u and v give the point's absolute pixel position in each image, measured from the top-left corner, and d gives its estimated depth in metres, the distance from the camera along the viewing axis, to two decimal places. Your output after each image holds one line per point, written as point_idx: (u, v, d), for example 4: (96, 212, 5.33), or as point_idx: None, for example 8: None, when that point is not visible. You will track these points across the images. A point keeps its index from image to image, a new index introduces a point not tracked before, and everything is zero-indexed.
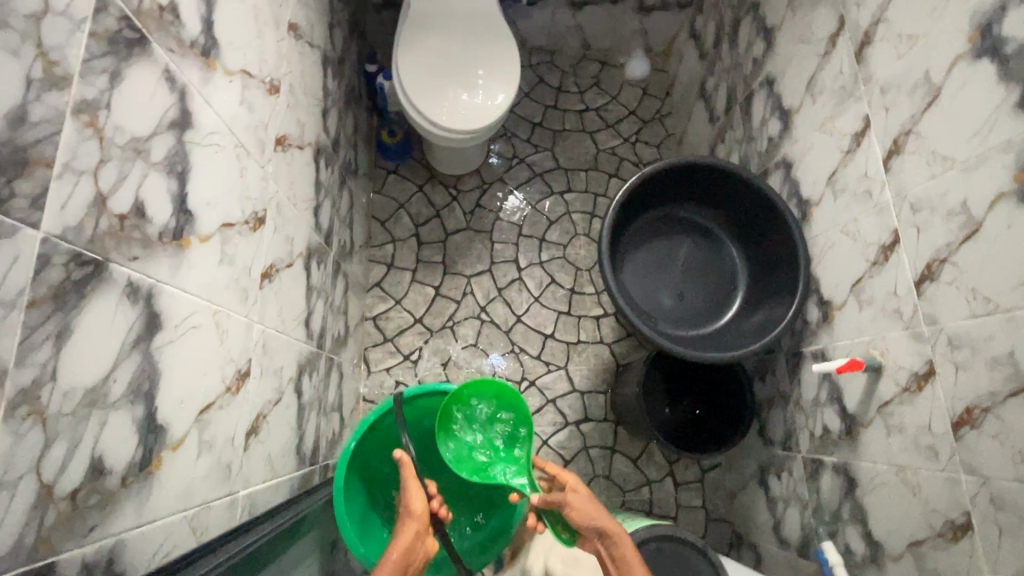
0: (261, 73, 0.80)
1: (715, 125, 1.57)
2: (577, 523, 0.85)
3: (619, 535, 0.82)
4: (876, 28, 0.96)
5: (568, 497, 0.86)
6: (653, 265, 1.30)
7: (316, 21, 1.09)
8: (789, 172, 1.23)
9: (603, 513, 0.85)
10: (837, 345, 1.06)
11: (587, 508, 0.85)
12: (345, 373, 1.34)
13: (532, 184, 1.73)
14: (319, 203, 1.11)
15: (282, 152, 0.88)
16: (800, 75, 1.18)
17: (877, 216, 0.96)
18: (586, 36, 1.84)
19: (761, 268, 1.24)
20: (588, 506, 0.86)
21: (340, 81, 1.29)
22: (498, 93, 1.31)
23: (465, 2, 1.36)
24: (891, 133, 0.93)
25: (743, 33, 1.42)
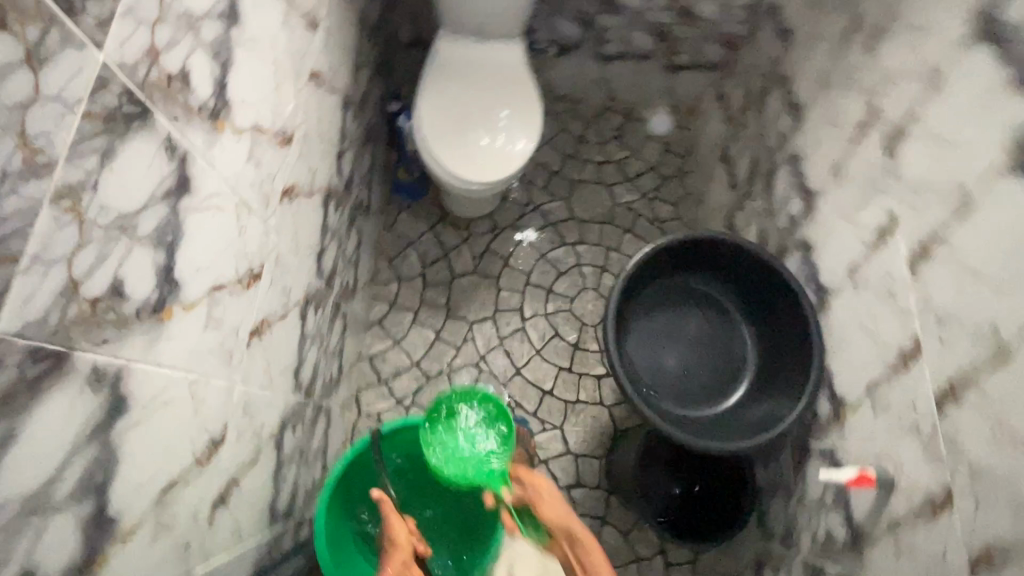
0: (275, 125, 0.78)
1: (734, 193, 1.54)
2: (544, 513, 0.84)
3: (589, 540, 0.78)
4: (909, 125, 0.93)
5: (538, 492, 0.87)
6: (661, 334, 1.25)
7: (341, 66, 1.09)
8: (808, 255, 1.19)
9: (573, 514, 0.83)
10: (846, 447, 1.01)
11: (560, 505, 0.85)
12: (333, 416, 1.30)
13: (544, 233, 1.71)
14: (324, 247, 1.09)
15: (289, 202, 0.86)
16: (826, 158, 1.15)
17: (899, 320, 0.92)
18: (611, 87, 1.81)
19: (773, 354, 1.18)
20: (559, 501, 0.86)
21: (360, 121, 1.29)
22: (518, 138, 1.31)
23: (488, 49, 1.37)
24: (917, 236, 0.89)
25: (770, 105, 1.39)
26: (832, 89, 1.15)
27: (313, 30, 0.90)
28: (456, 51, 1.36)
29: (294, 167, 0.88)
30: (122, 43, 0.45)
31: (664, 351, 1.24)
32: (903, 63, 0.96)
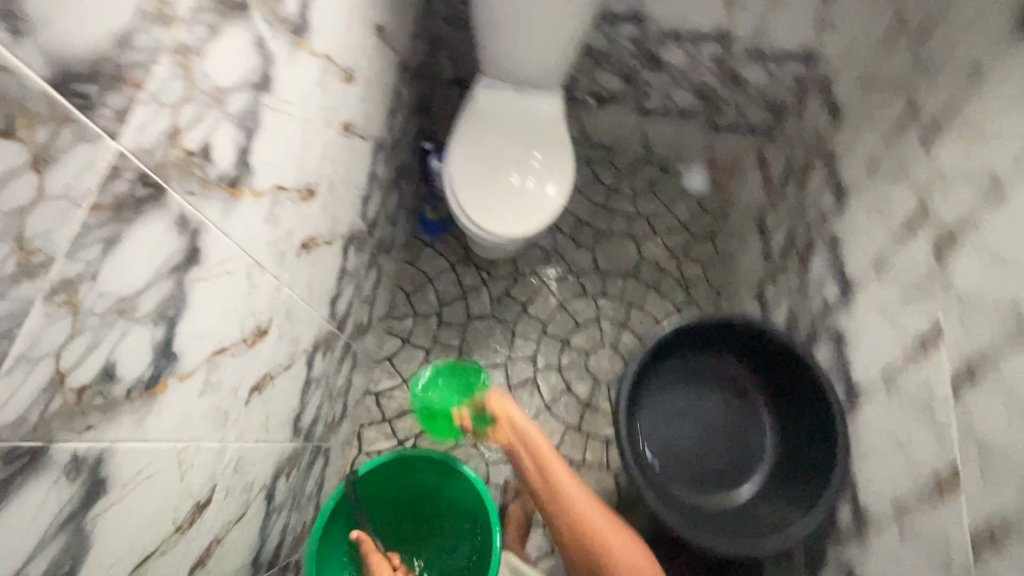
0: (299, 181, 0.78)
1: (768, 263, 1.48)
2: (494, 411, 1.11)
3: (531, 423, 1.08)
4: (963, 232, 0.87)
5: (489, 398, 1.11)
6: (675, 413, 1.21)
7: (375, 112, 1.09)
8: (840, 346, 1.12)
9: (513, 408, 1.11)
10: (867, 565, 0.95)
11: (510, 408, 1.09)
12: (332, 455, 1.28)
13: (566, 282, 1.67)
14: (339, 290, 1.08)
15: (307, 254, 0.85)
16: (868, 248, 1.09)
17: (937, 442, 0.85)
18: (649, 140, 1.78)
19: (795, 450, 1.13)
20: (511, 408, 1.10)
21: (390, 162, 1.29)
22: (549, 182, 1.31)
23: (519, 96, 1.38)
24: (964, 354, 0.83)
25: (813, 180, 1.34)
26: (881, 176, 1.09)
27: (349, 82, 0.90)
28: (493, 99, 1.37)
29: (316, 219, 0.87)
30: (142, 129, 0.44)
31: (676, 431, 1.20)
32: (961, 165, 0.90)
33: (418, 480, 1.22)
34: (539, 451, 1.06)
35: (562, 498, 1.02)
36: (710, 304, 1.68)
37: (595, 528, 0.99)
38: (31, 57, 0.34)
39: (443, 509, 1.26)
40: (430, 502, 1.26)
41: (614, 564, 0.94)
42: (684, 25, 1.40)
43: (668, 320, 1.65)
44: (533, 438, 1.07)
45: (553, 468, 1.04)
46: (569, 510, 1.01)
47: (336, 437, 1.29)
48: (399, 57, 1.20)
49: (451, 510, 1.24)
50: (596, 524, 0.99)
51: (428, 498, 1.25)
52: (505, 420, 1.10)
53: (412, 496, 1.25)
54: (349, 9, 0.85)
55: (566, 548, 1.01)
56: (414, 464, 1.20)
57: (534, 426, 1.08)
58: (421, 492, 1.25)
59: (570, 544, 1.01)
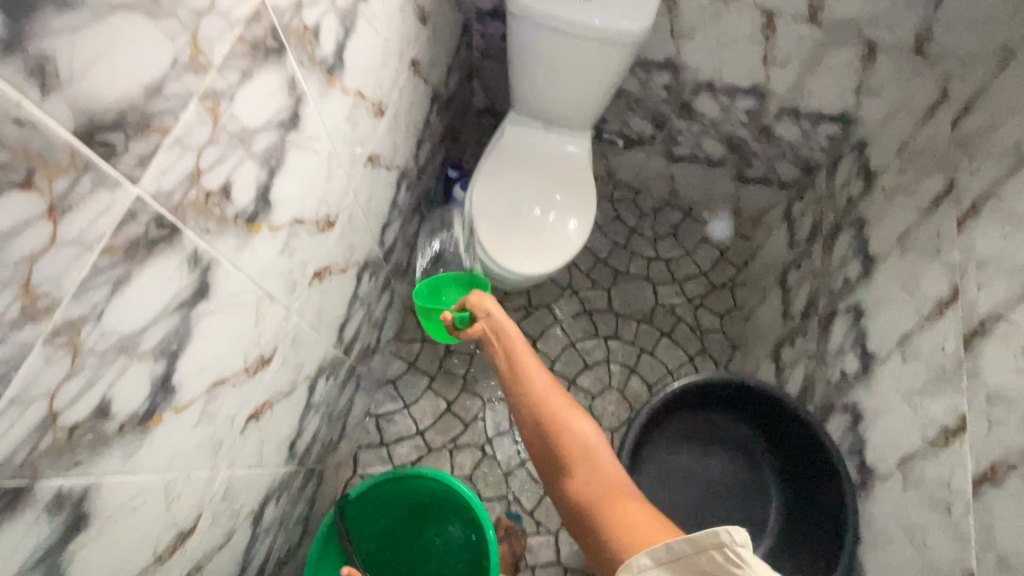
0: (318, 212, 0.78)
1: (787, 323, 1.45)
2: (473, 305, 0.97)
3: (500, 315, 0.92)
4: (995, 323, 0.84)
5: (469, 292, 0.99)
6: (678, 473, 1.18)
7: (403, 143, 1.10)
8: (856, 423, 1.08)
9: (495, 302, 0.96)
10: None
11: (484, 304, 0.95)
12: (326, 477, 1.27)
13: (579, 320, 1.66)
14: (348, 316, 1.08)
15: (318, 283, 0.86)
16: (892, 325, 1.06)
17: (955, 544, 0.81)
18: (675, 184, 1.77)
19: (799, 527, 1.09)
20: (484, 302, 0.95)
21: (413, 189, 1.30)
22: (571, 219, 1.33)
23: (547, 138, 1.41)
24: (990, 454, 0.79)
25: (840, 244, 1.31)
26: (912, 252, 1.06)
27: (379, 117, 0.92)
28: (522, 137, 1.40)
29: (332, 248, 0.87)
30: (163, 172, 0.45)
31: (677, 493, 1.16)
32: (997, 253, 0.87)
33: (414, 496, 1.23)
34: (509, 339, 0.88)
35: (519, 397, 0.81)
36: (724, 357, 1.64)
37: (552, 407, 0.78)
38: (56, 109, 0.34)
39: (438, 526, 1.26)
40: (426, 519, 1.26)
41: (572, 429, 0.76)
42: (719, 78, 1.40)
43: (679, 370, 1.62)
44: (503, 329, 0.90)
45: (522, 357, 0.85)
46: (532, 392, 0.80)
47: (333, 459, 1.28)
48: (432, 90, 1.22)
49: (447, 528, 1.25)
50: (548, 402, 0.78)
51: (423, 515, 1.25)
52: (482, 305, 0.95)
53: (407, 513, 1.25)
54: (386, 48, 0.87)
55: (527, 424, 0.79)
56: (411, 481, 1.20)
57: (505, 316, 0.92)
58: (417, 509, 1.25)
59: (540, 448, 0.78)
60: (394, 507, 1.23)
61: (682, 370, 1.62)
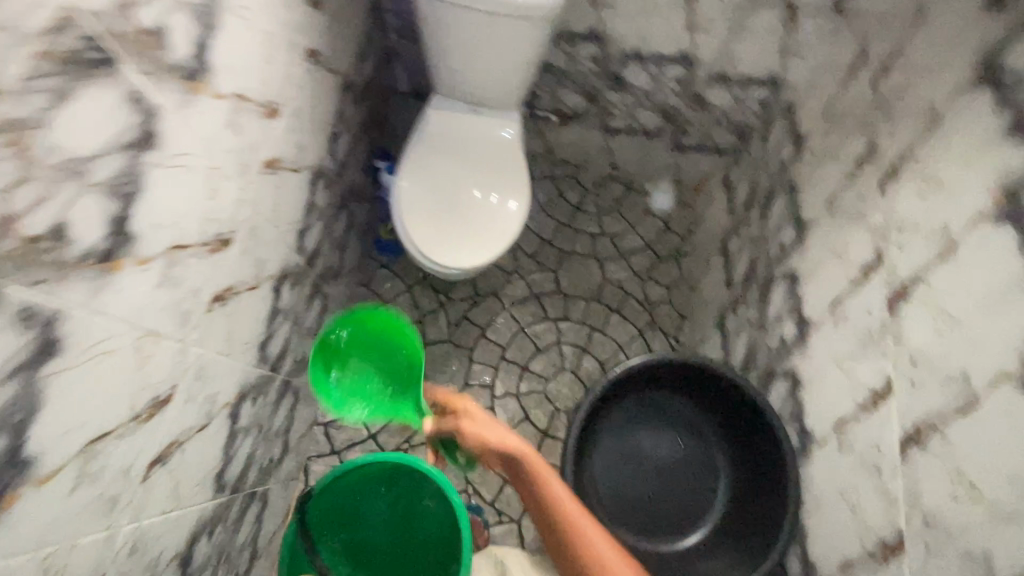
0: (205, 234, 0.71)
1: (730, 291, 1.46)
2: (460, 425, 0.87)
3: (511, 441, 0.85)
4: (914, 286, 0.85)
5: (471, 410, 0.88)
6: (629, 453, 1.18)
7: (311, 141, 1.02)
8: (795, 389, 1.10)
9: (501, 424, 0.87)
10: None
11: (495, 438, 0.85)
12: (273, 496, 1.22)
13: (527, 305, 1.62)
14: (271, 332, 1.01)
15: (220, 306, 0.79)
16: (823, 291, 1.07)
17: (884, 503, 0.84)
18: (615, 158, 1.74)
19: (747, 498, 1.11)
20: (488, 433, 0.85)
21: (334, 188, 1.22)
22: (511, 200, 1.31)
23: (471, 121, 1.36)
24: (913, 416, 0.81)
25: (775, 210, 1.31)
26: (839, 217, 1.06)
27: (273, 117, 0.84)
28: (447, 121, 1.34)
29: (233, 268, 0.80)
30: None
31: (629, 473, 1.17)
32: (915, 215, 0.88)
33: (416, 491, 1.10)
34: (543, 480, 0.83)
35: (555, 533, 0.81)
36: (673, 328, 1.65)
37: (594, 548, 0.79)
38: None
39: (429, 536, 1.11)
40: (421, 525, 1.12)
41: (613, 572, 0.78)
42: (646, 47, 1.35)
43: (630, 345, 1.62)
44: (523, 458, 0.84)
45: (557, 494, 0.82)
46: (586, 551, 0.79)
47: (278, 476, 1.23)
48: (342, 79, 1.13)
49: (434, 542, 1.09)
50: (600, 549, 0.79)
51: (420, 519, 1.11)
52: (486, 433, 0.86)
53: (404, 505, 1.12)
54: (268, 40, 0.78)
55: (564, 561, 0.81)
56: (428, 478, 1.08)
57: (525, 446, 0.85)
58: (412, 505, 1.12)
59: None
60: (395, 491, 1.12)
61: (633, 346, 1.62)
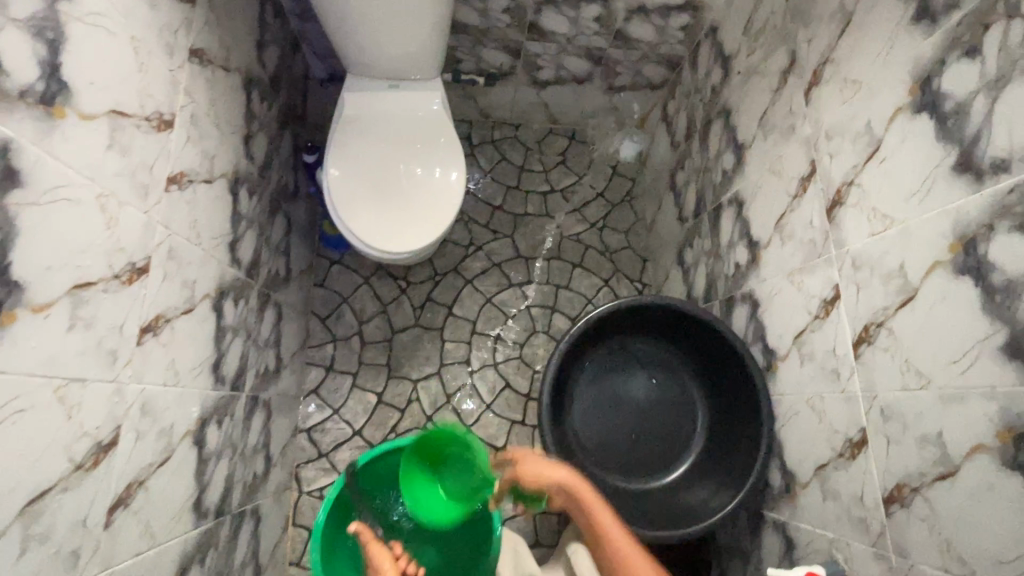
0: (115, 267, 0.67)
1: (684, 226, 1.46)
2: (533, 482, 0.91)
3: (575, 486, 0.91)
4: (848, 190, 0.85)
5: (519, 460, 0.92)
6: (608, 402, 1.20)
7: (220, 148, 0.96)
8: (755, 310, 1.11)
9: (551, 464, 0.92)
10: (798, 525, 0.97)
11: (546, 475, 0.91)
12: (265, 511, 1.21)
13: (489, 275, 1.60)
14: (221, 351, 0.98)
15: (151, 338, 0.75)
16: (767, 210, 1.07)
17: (846, 404, 0.86)
18: (552, 111, 1.70)
19: (724, 424, 1.14)
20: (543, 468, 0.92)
21: (261, 193, 1.16)
22: (451, 170, 1.28)
23: (396, 100, 1.32)
24: (861, 318, 0.83)
25: (713, 137, 1.30)
26: (772, 133, 1.06)
27: (165, 129, 0.78)
28: (366, 104, 1.31)
29: (158, 295, 0.77)
30: None
31: (610, 420, 1.19)
32: (840, 120, 0.87)
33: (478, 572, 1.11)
34: (590, 506, 0.89)
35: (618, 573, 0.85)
36: (636, 272, 1.66)
37: None
38: None
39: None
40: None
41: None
42: None
43: (598, 296, 1.62)
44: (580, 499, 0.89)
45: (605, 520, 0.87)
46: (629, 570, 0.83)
47: (267, 491, 1.22)
48: (243, 76, 1.06)
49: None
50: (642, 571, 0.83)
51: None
52: (542, 476, 0.91)
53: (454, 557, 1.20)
54: (138, 46, 0.72)
55: None
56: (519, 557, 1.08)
57: (570, 476, 0.91)
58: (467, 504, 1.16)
59: None
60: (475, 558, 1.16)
61: (601, 296, 1.62)
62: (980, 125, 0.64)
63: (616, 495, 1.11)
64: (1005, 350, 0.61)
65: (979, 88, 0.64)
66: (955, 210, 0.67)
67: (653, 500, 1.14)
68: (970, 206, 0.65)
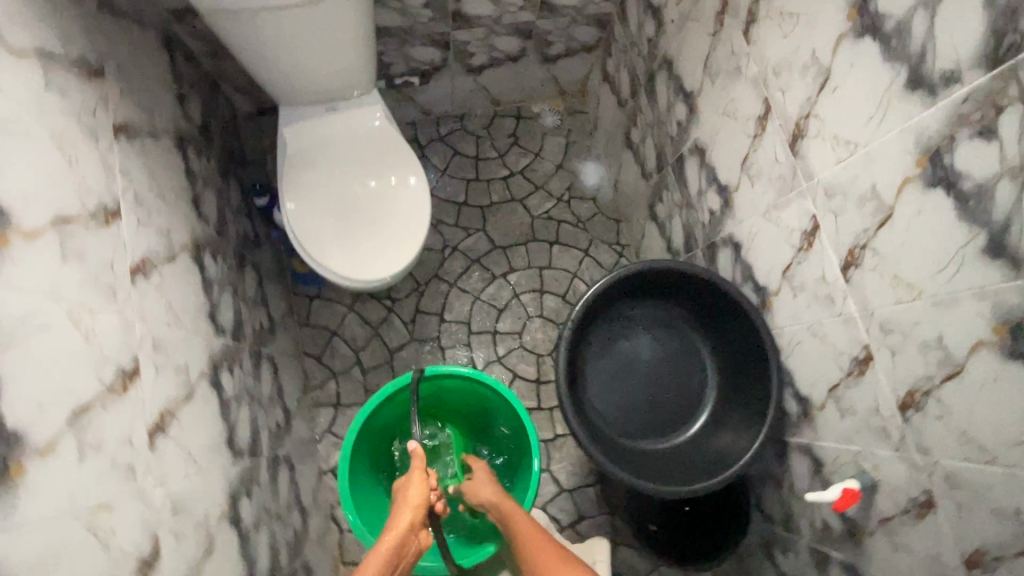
0: (106, 378, 0.64)
1: (649, 182, 1.46)
2: (471, 492, 1.08)
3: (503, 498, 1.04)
4: (807, 122, 0.87)
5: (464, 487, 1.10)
6: (618, 369, 1.23)
7: (172, 220, 0.91)
8: (738, 252, 1.14)
9: (487, 484, 1.07)
10: (822, 444, 1.02)
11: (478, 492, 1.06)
12: (314, 560, 1.21)
13: (472, 272, 1.59)
14: (231, 423, 0.95)
15: (162, 437, 0.73)
16: (730, 153, 1.08)
17: (845, 326, 0.90)
18: (493, 94, 1.67)
19: (731, 366, 1.17)
20: (483, 481, 1.08)
21: (224, 252, 1.11)
22: (409, 174, 1.26)
23: (335, 124, 1.27)
24: (844, 243, 0.85)
25: (660, 88, 1.29)
26: (719, 78, 1.06)
27: (113, 220, 0.74)
28: (307, 134, 1.26)
29: (156, 391, 0.74)
30: None
31: (624, 387, 1.22)
32: (785, 55, 0.88)
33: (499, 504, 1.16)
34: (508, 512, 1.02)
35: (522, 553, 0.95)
36: (613, 235, 1.66)
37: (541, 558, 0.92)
38: None
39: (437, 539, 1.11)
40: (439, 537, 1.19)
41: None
42: None
43: (582, 267, 1.62)
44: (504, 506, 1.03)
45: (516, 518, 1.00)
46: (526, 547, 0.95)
47: (310, 541, 1.22)
48: (173, 137, 1.00)
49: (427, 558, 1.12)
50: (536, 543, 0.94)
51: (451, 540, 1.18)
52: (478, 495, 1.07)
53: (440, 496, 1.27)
54: (60, 140, 0.67)
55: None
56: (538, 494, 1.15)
57: (499, 494, 1.05)
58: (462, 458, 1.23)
59: None
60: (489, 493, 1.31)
61: (585, 267, 1.62)
62: (924, 41, 0.65)
63: (647, 461, 1.16)
64: (986, 252, 0.64)
65: (916, 5, 0.65)
66: (915, 126, 0.69)
67: (681, 452, 1.19)
68: (928, 121, 0.67)
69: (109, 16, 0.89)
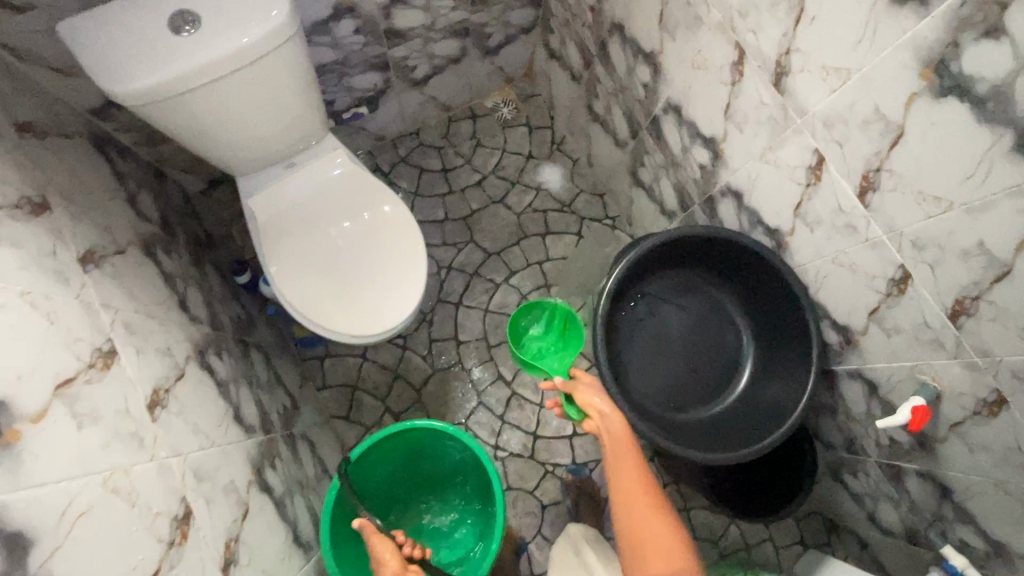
0: (163, 536, 0.64)
1: (625, 150, 1.41)
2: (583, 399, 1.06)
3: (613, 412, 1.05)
4: (788, 59, 0.84)
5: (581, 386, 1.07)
6: (654, 349, 1.21)
7: (169, 335, 0.85)
8: (741, 201, 1.11)
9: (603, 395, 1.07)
10: (873, 367, 1.01)
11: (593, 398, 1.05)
12: None
13: (473, 287, 1.54)
14: (290, 520, 0.94)
15: (235, 568, 0.73)
16: (709, 104, 1.05)
17: (873, 250, 0.88)
18: (442, 101, 1.61)
19: (762, 313, 1.16)
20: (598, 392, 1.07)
21: (225, 345, 1.05)
22: (384, 206, 1.20)
23: (297, 179, 1.20)
24: (855, 169, 0.83)
25: (616, 53, 1.25)
26: (680, 31, 1.02)
27: (113, 361, 0.69)
28: (273, 199, 1.19)
29: (213, 525, 0.72)
30: None
31: (664, 364, 1.20)
32: None
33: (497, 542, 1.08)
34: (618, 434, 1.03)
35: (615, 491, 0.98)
36: (601, 211, 1.62)
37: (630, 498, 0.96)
38: None
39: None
40: None
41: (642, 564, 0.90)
42: None
43: (580, 251, 1.58)
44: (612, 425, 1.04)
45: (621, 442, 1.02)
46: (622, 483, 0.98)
47: None
48: (140, 245, 0.93)
49: None
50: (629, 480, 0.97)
51: None
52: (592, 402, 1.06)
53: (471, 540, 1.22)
54: (32, 298, 0.62)
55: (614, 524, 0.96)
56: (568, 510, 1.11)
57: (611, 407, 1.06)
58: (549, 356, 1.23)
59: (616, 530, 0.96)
60: (451, 540, 1.25)
61: (583, 250, 1.58)
62: None
63: (709, 432, 1.15)
64: (1014, 151, 0.63)
65: None
66: (911, 40, 0.67)
67: (737, 412, 1.18)
68: (925, 32, 0.65)
69: (32, 140, 0.81)
